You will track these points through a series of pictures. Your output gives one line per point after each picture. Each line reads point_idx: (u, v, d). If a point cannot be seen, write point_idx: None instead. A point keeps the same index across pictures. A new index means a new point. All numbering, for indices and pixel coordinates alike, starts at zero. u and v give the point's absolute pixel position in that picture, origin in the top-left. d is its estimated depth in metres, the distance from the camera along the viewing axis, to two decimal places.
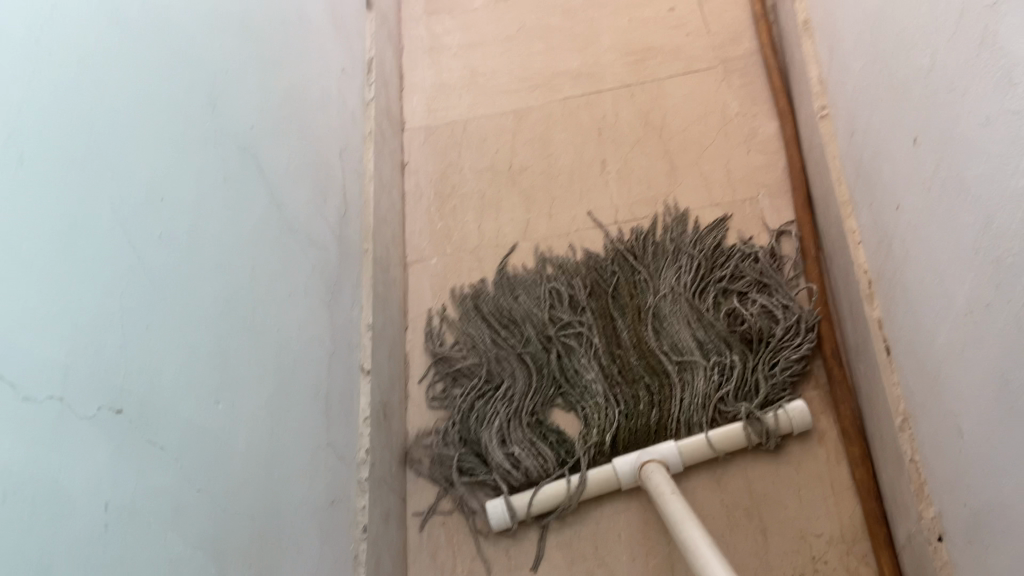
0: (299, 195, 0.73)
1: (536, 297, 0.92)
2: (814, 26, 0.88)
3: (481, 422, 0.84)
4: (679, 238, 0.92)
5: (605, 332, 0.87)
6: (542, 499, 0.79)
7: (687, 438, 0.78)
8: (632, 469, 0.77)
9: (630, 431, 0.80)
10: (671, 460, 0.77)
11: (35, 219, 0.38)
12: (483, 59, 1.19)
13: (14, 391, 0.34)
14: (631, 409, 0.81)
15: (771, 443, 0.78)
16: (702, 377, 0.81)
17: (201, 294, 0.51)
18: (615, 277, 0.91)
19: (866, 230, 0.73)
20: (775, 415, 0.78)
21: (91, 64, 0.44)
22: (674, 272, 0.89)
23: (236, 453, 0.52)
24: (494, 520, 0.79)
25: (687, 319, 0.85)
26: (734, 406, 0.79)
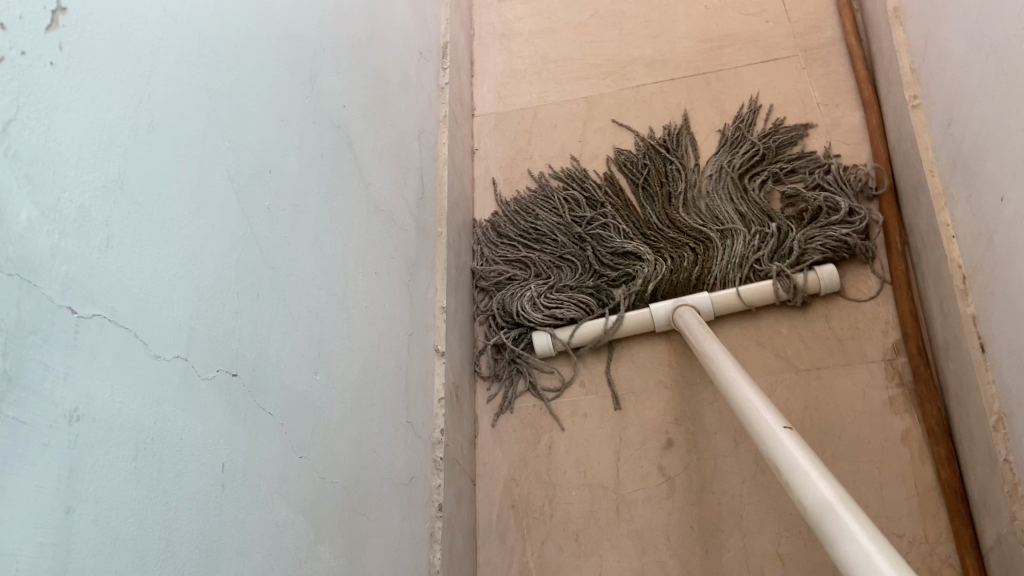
0: (383, 173, 0.74)
1: (556, 212, 0.98)
2: (906, 13, 0.85)
3: (518, 288, 0.92)
4: (749, 130, 0.98)
5: (631, 215, 0.95)
6: (582, 334, 0.88)
7: (719, 290, 0.86)
8: (667, 313, 0.86)
9: (669, 283, 0.89)
10: (702, 306, 0.85)
11: (163, 182, 0.38)
12: (555, 46, 1.18)
13: (146, 348, 0.35)
14: (671, 266, 0.90)
15: (796, 301, 0.85)
16: (739, 242, 0.88)
17: (303, 263, 0.52)
18: (648, 168, 0.99)
19: (961, 223, 0.71)
20: (805, 274, 0.84)
21: (209, 33, 0.45)
22: (727, 156, 0.96)
23: (330, 422, 0.53)
24: (538, 347, 0.89)
25: (732, 196, 0.93)
26: (768, 265, 0.86)
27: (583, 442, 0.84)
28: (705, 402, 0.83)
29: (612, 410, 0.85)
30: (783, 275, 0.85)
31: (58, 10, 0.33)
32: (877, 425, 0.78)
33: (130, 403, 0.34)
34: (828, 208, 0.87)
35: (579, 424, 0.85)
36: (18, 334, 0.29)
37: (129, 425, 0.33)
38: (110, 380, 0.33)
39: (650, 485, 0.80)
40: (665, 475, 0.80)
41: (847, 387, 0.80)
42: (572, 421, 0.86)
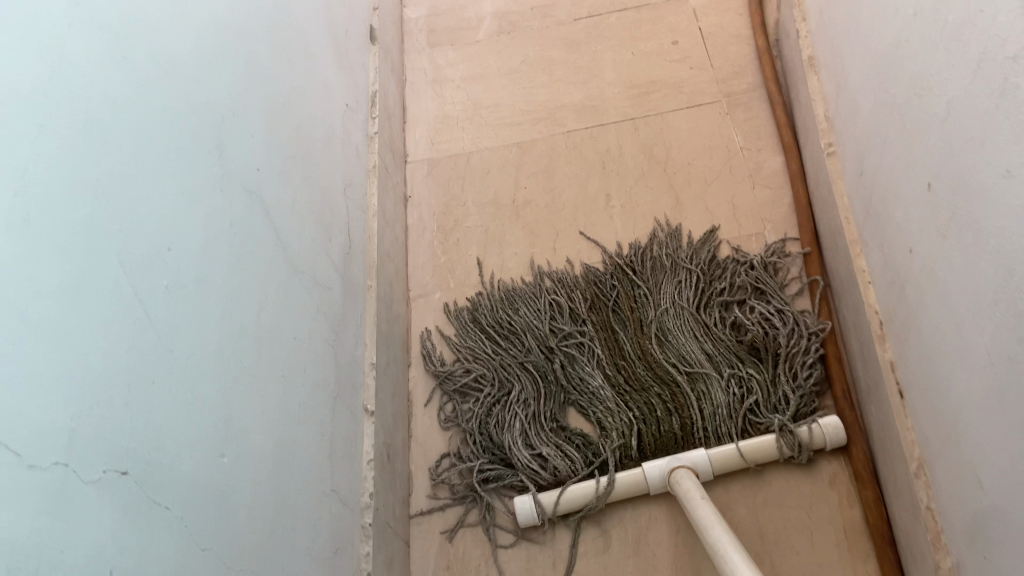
0: (305, 235, 0.72)
1: (536, 310, 0.93)
2: (819, 63, 0.88)
3: (509, 415, 0.86)
4: (676, 253, 0.93)
5: (608, 344, 0.88)
6: (569, 499, 0.79)
7: (717, 446, 0.78)
8: (662, 475, 0.77)
9: (654, 435, 0.81)
10: (701, 467, 0.77)
11: (40, 276, 0.37)
12: (486, 92, 1.19)
13: (18, 460, 0.33)
14: (647, 416, 0.82)
15: (803, 457, 0.78)
16: (721, 388, 0.81)
17: (208, 344, 0.50)
18: (615, 290, 0.92)
19: (876, 270, 0.73)
20: (808, 429, 0.77)
21: (98, 114, 0.44)
22: (673, 284, 0.90)
23: (240, 506, 0.51)
24: (520, 517, 0.79)
25: (690, 331, 0.86)
26: (767, 418, 0.79)
27: None
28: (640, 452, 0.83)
29: None
30: (785, 429, 0.78)
31: None
32: (807, 470, 0.79)
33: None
34: (807, 343, 0.82)
35: None
36: None
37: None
38: None
39: (586, 540, 0.80)
40: (601, 529, 0.80)
41: None
42: None
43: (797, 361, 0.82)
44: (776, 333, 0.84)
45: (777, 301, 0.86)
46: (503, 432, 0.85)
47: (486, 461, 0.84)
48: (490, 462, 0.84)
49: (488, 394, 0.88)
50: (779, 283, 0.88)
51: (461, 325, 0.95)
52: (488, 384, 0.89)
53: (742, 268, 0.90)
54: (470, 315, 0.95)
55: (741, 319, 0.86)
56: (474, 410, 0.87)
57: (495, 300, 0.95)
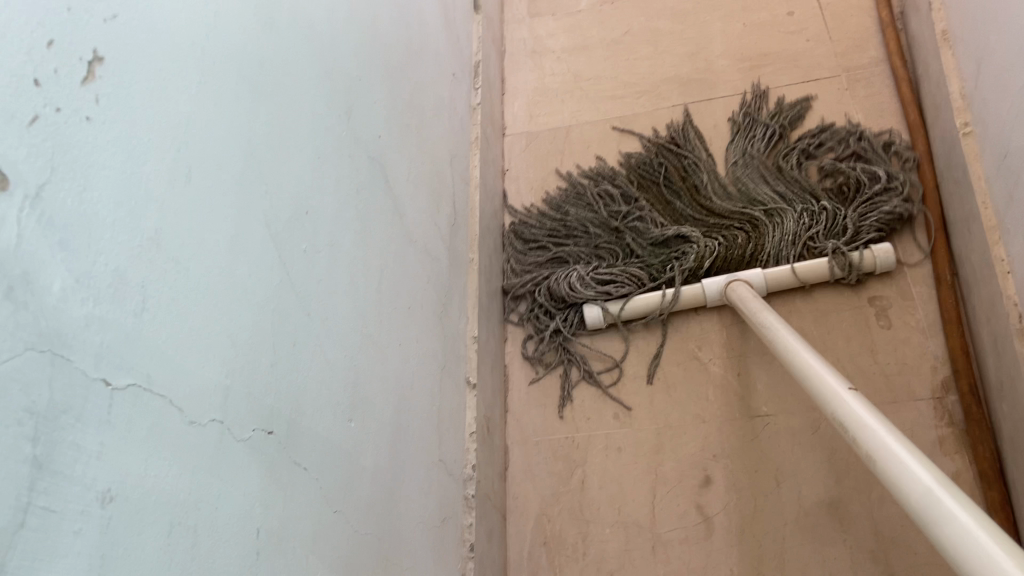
0: (418, 202, 0.72)
1: (592, 198, 0.99)
2: (958, 37, 0.82)
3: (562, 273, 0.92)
4: (756, 113, 1.00)
5: (664, 209, 0.95)
6: (634, 307, 0.89)
7: (774, 267, 0.86)
8: (720, 287, 0.85)
9: (723, 259, 0.88)
10: (755, 281, 0.85)
11: (200, 234, 0.37)
12: (587, 63, 1.16)
13: (181, 415, 0.33)
14: (727, 245, 0.89)
15: (852, 279, 0.84)
16: (792, 219, 0.88)
17: (337, 306, 0.50)
18: (663, 166, 0.98)
19: (1021, 260, 0.68)
20: (861, 253, 0.83)
21: (247, 71, 0.44)
22: (744, 142, 0.97)
23: (364, 470, 0.51)
24: (589, 321, 0.90)
25: (759, 178, 0.94)
26: (822, 243, 0.86)
27: (617, 478, 0.82)
28: (742, 442, 0.80)
29: (650, 446, 0.83)
30: (839, 252, 0.84)
31: (95, 59, 0.32)
32: None
33: (164, 475, 0.32)
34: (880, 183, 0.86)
35: (613, 457, 0.83)
36: (49, 415, 0.27)
37: (163, 500, 0.32)
38: (145, 451, 0.31)
39: (687, 525, 0.78)
40: (702, 515, 0.78)
41: (893, 424, 0.77)
42: (605, 455, 0.84)
43: (868, 196, 0.86)
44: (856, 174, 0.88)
45: (860, 153, 0.91)
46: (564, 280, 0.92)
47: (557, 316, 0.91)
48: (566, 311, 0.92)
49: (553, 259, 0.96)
50: (888, 159, 0.90)
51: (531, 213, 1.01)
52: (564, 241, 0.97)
53: (848, 133, 0.93)
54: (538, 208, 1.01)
55: (827, 167, 0.92)
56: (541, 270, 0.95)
57: (556, 197, 1.01)
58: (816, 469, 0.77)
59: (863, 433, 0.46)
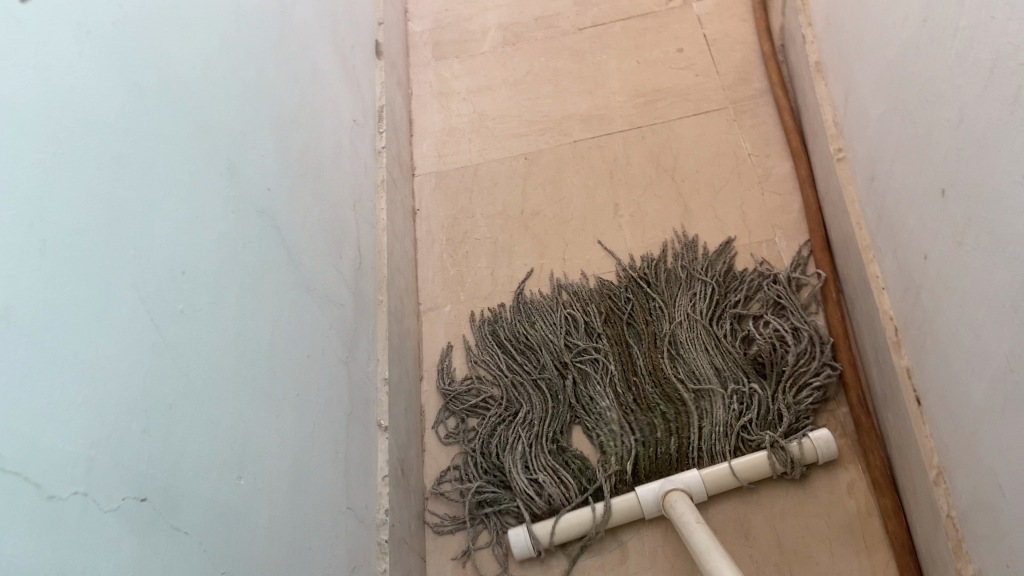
0: (316, 252, 0.73)
1: (552, 323, 0.92)
2: (826, 68, 0.87)
3: (504, 434, 0.85)
4: (690, 265, 0.92)
5: (621, 359, 0.88)
6: (565, 527, 0.78)
7: (711, 466, 0.78)
8: (656, 497, 0.77)
9: (652, 459, 0.81)
10: (694, 488, 0.76)
11: (57, 305, 0.37)
12: (492, 103, 1.19)
13: (38, 491, 0.33)
14: (648, 437, 0.82)
15: (795, 472, 0.77)
16: (721, 406, 0.81)
17: (222, 365, 0.50)
18: (630, 304, 0.91)
19: (890, 276, 0.72)
20: (800, 443, 0.77)
21: (110, 140, 0.44)
22: (688, 298, 0.89)
23: (257, 528, 0.50)
24: (516, 550, 0.78)
25: (702, 344, 0.86)
26: (758, 435, 0.79)
27: None
28: None
29: None
30: (777, 445, 0.78)
31: None
32: (823, 479, 0.78)
33: (20, 553, 0.32)
34: (811, 365, 0.82)
35: None
36: None
37: None
38: (0, 527, 0.31)
39: (602, 551, 0.80)
40: (616, 540, 0.80)
41: None
42: None
43: (800, 380, 0.81)
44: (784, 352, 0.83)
45: (794, 318, 0.85)
46: (506, 451, 0.84)
47: (483, 483, 0.84)
48: (488, 484, 0.83)
49: (494, 414, 0.87)
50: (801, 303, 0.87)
51: (480, 335, 0.94)
52: (498, 403, 0.88)
53: (766, 282, 0.89)
54: (490, 326, 0.95)
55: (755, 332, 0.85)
56: (479, 428, 0.87)
57: (512, 318, 0.95)
58: (722, 488, 0.80)
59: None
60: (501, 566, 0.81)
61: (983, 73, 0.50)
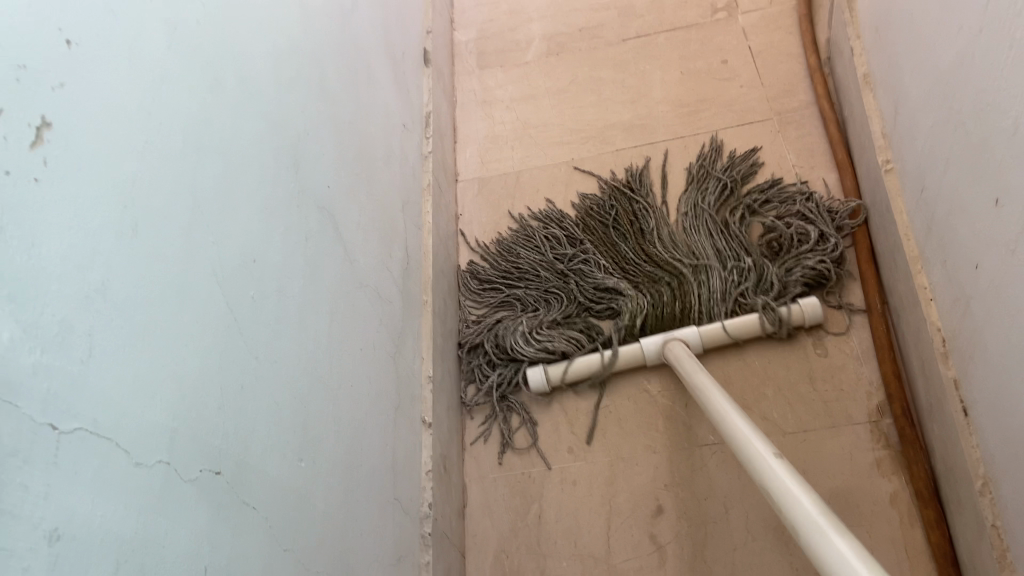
0: (369, 248, 0.75)
1: (538, 253, 1.01)
2: (875, 80, 0.87)
3: (510, 323, 0.94)
4: (711, 166, 1.03)
5: (609, 252, 0.99)
6: (576, 369, 0.90)
7: (706, 324, 0.88)
8: (658, 347, 0.87)
9: (658, 318, 0.91)
10: (690, 340, 0.87)
11: (145, 286, 0.39)
12: (536, 111, 1.21)
13: (128, 457, 0.35)
14: (657, 301, 0.92)
15: (783, 332, 0.87)
16: (719, 277, 0.91)
17: (286, 350, 0.52)
18: (615, 210, 1.02)
19: (938, 286, 0.72)
20: (789, 307, 0.87)
21: (194, 129, 0.46)
22: (698, 193, 1.01)
23: (315, 509, 0.52)
24: (532, 384, 0.90)
25: (703, 232, 0.96)
26: (752, 299, 0.89)
27: (572, 511, 0.84)
28: (693, 471, 0.83)
29: (605, 478, 0.85)
30: (768, 308, 0.88)
31: (43, 125, 0.34)
32: (866, 488, 0.78)
33: (112, 514, 0.33)
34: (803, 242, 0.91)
35: (568, 490, 0.86)
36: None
37: (112, 538, 0.33)
38: (95, 488, 0.33)
39: (640, 553, 0.80)
40: (654, 543, 0.80)
41: (833, 449, 0.81)
42: (561, 489, 0.86)
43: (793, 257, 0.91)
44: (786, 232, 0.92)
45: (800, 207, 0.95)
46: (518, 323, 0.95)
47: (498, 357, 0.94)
48: (510, 369, 0.93)
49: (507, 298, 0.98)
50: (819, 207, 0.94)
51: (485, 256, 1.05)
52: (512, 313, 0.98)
53: (801, 199, 0.95)
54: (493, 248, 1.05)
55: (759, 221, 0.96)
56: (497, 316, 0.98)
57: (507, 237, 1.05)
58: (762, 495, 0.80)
59: (782, 494, 0.49)
60: (533, 441, 0.90)
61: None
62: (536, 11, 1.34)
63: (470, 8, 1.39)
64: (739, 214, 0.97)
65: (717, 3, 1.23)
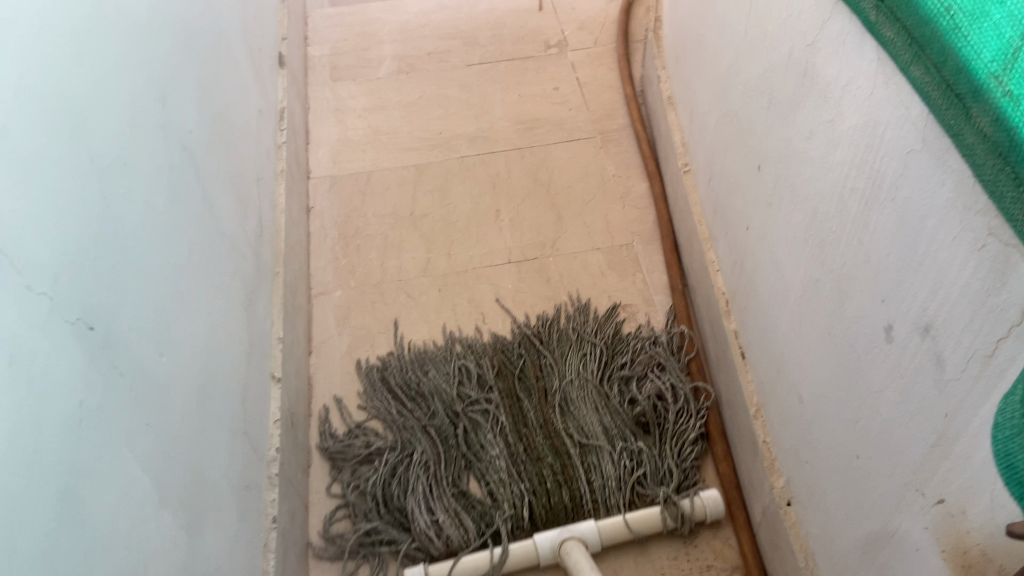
0: (227, 204, 0.79)
1: (445, 373, 0.94)
2: (676, 99, 1.04)
3: (400, 474, 0.85)
4: (581, 327, 0.98)
5: (511, 411, 0.90)
6: (462, 570, 0.78)
7: (606, 518, 0.81)
8: (553, 544, 0.78)
9: (546, 507, 0.82)
10: (589, 538, 0.79)
11: (38, 143, 0.43)
12: (387, 120, 1.29)
13: (19, 278, 0.39)
14: (538, 487, 0.83)
15: (685, 528, 0.82)
16: (611, 460, 0.84)
17: (152, 257, 0.56)
18: (521, 359, 0.95)
19: (723, 257, 0.87)
20: (690, 501, 0.82)
21: (79, 33, 0.50)
22: (578, 358, 0.94)
23: (171, 403, 0.55)
24: None
25: (594, 404, 0.89)
26: (652, 489, 0.83)
27: None
28: None
29: None
30: (670, 501, 0.81)
31: None
32: None
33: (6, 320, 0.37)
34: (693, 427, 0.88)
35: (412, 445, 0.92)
36: None
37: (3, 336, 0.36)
38: None
39: None
40: None
41: None
42: None
43: (685, 440, 0.87)
44: (666, 412, 0.89)
45: (673, 376, 0.91)
46: (406, 495, 0.83)
47: (382, 525, 0.82)
48: (393, 534, 0.82)
49: (387, 461, 0.86)
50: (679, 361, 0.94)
51: (368, 383, 0.95)
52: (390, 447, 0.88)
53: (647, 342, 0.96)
54: (379, 372, 0.96)
55: (637, 395, 0.90)
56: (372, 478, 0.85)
57: (406, 362, 0.96)
58: None
59: None
60: None
61: (773, 63, 0.65)
62: (387, 35, 1.44)
63: (324, 28, 1.46)
64: (615, 387, 0.91)
65: (549, 40, 1.39)
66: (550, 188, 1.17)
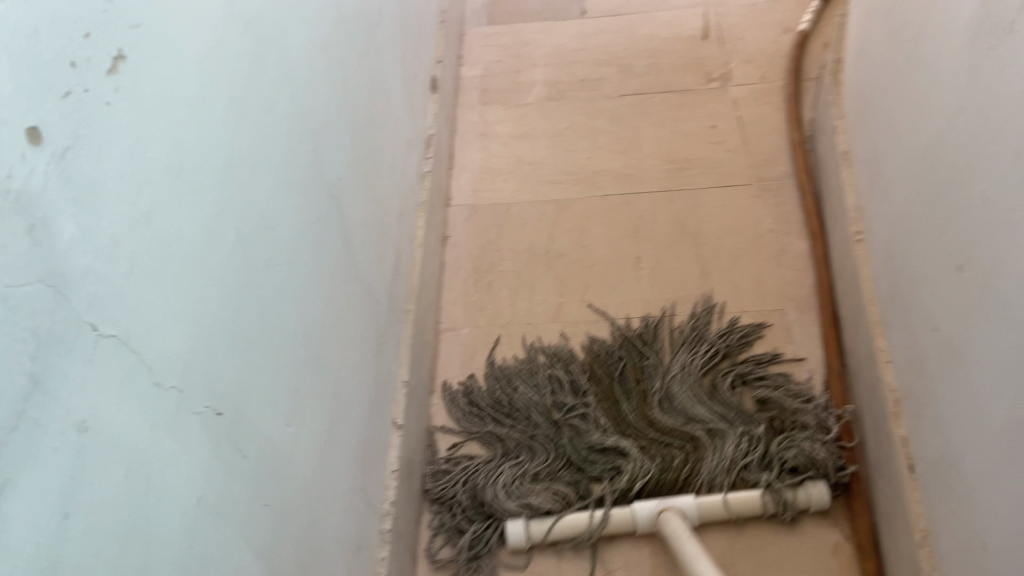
0: (367, 246, 0.77)
1: (535, 388, 0.94)
2: (853, 157, 0.94)
3: (485, 471, 0.87)
4: (701, 326, 0.97)
5: (610, 414, 0.90)
6: (560, 528, 0.83)
7: (705, 496, 0.82)
8: (651, 514, 0.81)
9: (657, 483, 0.84)
10: (688, 512, 0.81)
11: (183, 223, 0.41)
12: (531, 150, 1.25)
13: (150, 374, 0.37)
14: (665, 464, 0.85)
15: (786, 516, 0.82)
16: (732, 443, 0.85)
17: (287, 319, 0.54)
18: (622, 362, 0.95)
19: (897, 350, 0.76)
20: (794, 491, 0.82)
21: (236, 94, 0.49)
22: (688, 354, 0.94)
23: (293, 477, 0.53)
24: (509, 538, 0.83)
25: (697, 395, 0.90)
26: (756, 474, 0.83)
27: None
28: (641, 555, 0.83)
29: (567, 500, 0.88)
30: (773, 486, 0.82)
31: (119, 57, 0.36)
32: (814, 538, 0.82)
33: (132, 427, 0.35)
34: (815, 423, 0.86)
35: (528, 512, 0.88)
36: (49, 339, 0.30)
37: (126, 447, 0.34)
38: (121, 398, 0.34)
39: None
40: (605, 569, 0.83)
41: None
42: None
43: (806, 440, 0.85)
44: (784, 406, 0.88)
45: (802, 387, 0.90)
46: (485, 487, 0.86)
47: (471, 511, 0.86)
48: (484, 522, 0.85)
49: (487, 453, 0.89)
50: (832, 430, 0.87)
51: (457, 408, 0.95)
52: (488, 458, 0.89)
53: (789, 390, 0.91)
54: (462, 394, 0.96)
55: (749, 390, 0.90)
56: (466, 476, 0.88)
57: (489, 384, 0.96)
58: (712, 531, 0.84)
59: None
60: None
61: (994, 153, 0.55)
62: (540, 58, 1.40)
63: (478, 48, 1.44)
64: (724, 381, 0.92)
65: (711, 73, 1.31)
66: (698, 237, 1.09)
